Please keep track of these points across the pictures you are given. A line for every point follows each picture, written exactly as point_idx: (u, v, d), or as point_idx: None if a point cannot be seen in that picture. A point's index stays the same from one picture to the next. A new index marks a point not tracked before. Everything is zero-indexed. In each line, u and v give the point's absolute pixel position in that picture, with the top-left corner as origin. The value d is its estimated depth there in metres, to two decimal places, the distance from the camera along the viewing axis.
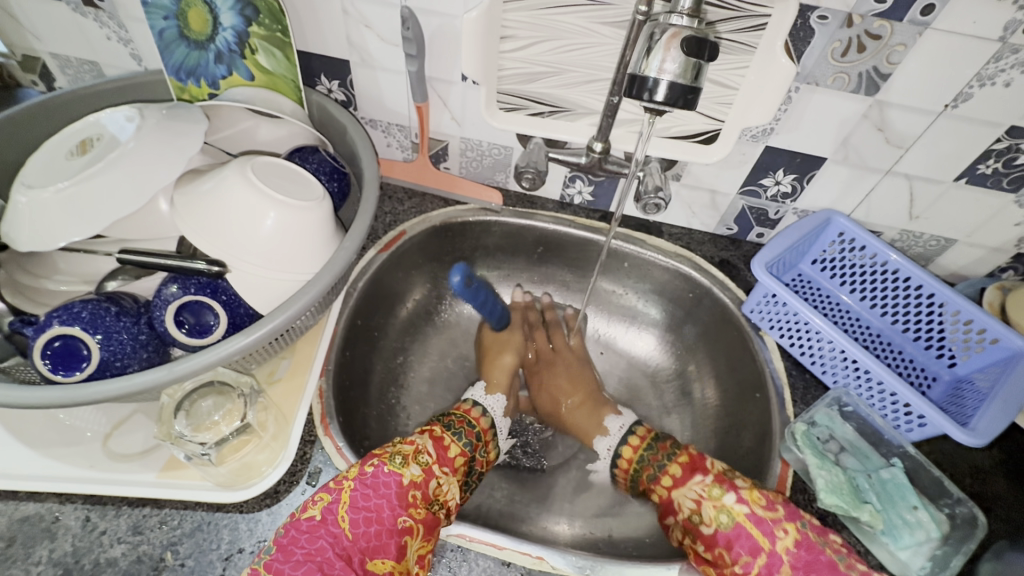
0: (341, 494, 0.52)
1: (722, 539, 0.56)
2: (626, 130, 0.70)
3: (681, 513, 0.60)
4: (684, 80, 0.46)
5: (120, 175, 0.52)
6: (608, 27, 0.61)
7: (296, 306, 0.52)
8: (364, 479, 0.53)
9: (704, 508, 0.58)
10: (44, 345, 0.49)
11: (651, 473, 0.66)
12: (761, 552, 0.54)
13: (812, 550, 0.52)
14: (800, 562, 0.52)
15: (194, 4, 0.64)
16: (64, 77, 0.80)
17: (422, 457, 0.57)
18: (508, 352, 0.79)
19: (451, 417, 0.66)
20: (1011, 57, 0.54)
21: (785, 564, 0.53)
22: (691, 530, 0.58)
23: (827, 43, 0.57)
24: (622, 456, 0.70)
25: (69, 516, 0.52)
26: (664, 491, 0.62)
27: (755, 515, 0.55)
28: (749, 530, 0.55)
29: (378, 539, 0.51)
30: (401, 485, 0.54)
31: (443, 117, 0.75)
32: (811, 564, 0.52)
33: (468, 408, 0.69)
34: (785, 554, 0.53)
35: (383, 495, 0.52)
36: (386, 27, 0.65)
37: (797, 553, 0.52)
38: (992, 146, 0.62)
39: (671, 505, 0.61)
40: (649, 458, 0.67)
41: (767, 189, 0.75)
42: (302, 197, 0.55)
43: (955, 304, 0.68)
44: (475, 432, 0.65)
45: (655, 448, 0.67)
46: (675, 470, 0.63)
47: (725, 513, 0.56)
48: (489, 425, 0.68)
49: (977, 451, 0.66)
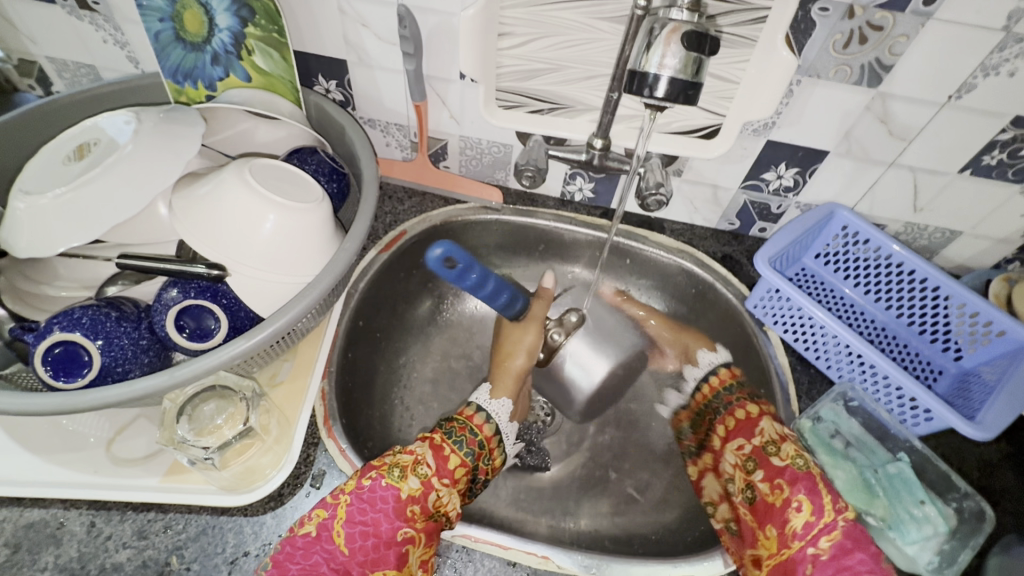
0: (337, 510, 0.52)
1: (789, 474, 0.57)
2: (626, 126, 0.70)
3: (756, 439, 0.62)
4: (685, 75, 0.46)
5: (119, 180, 0.52)
6: (606, 22, 0.60)
7: (297, 308, 0.52)
8: (360, 494, 0.53)
9: (786, 443, 0.60)
10: (45, 351, 0.49)
11: (730, 403, 0.69)
12: (818, 496, 0.55)
13: (866, 534, 0.53)
14: (852, 534, 0.53)
15: (190, 5, 0.63)
16: (61, 81, 0.80)
17: (420, 470, 0.56)
18: (521, 354, 0.74)
19: (453, 423, 0.63)
20: (1015, 47, 0.54)
21: (837, 530, 0.53)
22: (757, 458, 0.61)
23: (828, 35, 0.56)
24: (712, 378, 0.73)
25: (74, 522, 0.51)
26: (754, 411, 0.65)
27: (830, 476, 0.57)
28: (818, 480, 0.56)
29: (377, 551, 0.51)
30: (398, 500, 0.53)
31: (442, 115, 0.74)
32: (861, 541, 0.52)
33: (471, 414, 0.65)
34: (842, 522, 0.53)
35: (380, 509, 0.52)
36: (383, 26, 0.64)
37: (851, 527, 0.53)
38: (997, 137, 0.61)
39: (749, 431, 0.63)
40: (735, 391, 0.70)
41: (769, 184, 0.74)
42: (301, 199, 0.55)
43: (961, 297, 0.67)
44: (478, 440, 0.63)
45: (738, 388, 0.70)
46: (765, 405, 0.65)
47: (803, 458, 0.58)
48: (492, 432, 0.65)
49: (984, 444, 0.66)
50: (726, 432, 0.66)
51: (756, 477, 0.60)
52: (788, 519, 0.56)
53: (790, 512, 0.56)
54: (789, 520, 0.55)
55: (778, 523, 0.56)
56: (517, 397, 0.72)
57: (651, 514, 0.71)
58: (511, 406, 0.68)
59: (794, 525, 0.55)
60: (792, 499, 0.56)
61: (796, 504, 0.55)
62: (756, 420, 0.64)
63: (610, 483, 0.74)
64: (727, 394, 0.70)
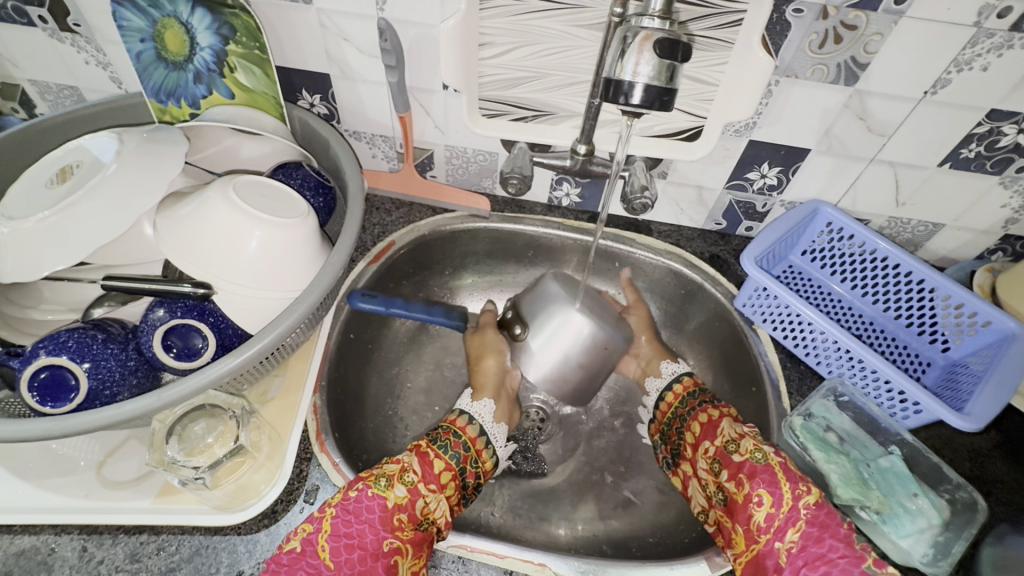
0: (322, 523, 0.51)
1: (748, 468, 0.58)
2: (608, 131, 0.70)
3: (717, 440, 0.63)
4: (659, 82, 0.46)
5: (103, 201, 0.52)
6: (585, 30, 0.61)
7: (284, 323, 0.52)
8: (346, 505, 0.53)
9: (745, 440, 0.61)
10: (31, 377, 0.49)
11: (694, 406, 0.69)
12: (778, 488, 0.56)
13: (832, 516, 0.53)
14: (817, 521, 0.53)
15: (170, 25, 0.64)
16: (45, 103, 0.80)
17: (407, 477, 0.56)
18: (493, 352, 0.74)
19: (438, 430, 0.64)
20: (987, 42, 0.55)
21: (801, 520, 0.53)
22: (720, 458, 0.62)
23: (804, 35, 0.57)
24: (679, 382, 0.73)
25: (66, 547, 0.51)
26: (715, 413, 0.66)
27: (788, 466, 0.57)
28: (776, 472, 0.57)
29: (363, 564, 0.51)
30: (384, 509, 0.53)
31: (426, 126, 0.75)
32: (828, 526, 0.52)
33: (455, 419, 0.67)
34: (804, 511, 0.54)
35: (366, 520, 0.52)
36: (364, 39, 0.65)
37: (817, 512, 0.53)
38: (974, 130, 0.62)
39: (710, 432, 0.64)
40: (699, 394, 0.70)
41: (753, 183, 0.75)
42: (285, 214, 0.55)
43: (946, 289, 0.68)
44: (462, 443, 0.63)
45: (701, 393, 0.70)
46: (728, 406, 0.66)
47: (761, 452, 0.59)
48: (478, 435, 0.66)
49: (974, 435, 0.67)
50: (691, 437, 0.67)
51: (723, 477, 0.60)
52: (752, 514, 0.56)
53: (753, 507, 0.56)
54: (753, 516, 0.56)
55: (745, 521, 0.56)
56: (501, 398, 0.72)
57: (649, 517, 0.71)
58: (494, 406, 0.69)
59: (758, 520, 0.55)
60: (752, 495, 0.57)
61: (758, 499, 0.56)
62: (718, 419, 0.65)
63: (605, 487, 0.74)
64: (692, 398, 0.70)
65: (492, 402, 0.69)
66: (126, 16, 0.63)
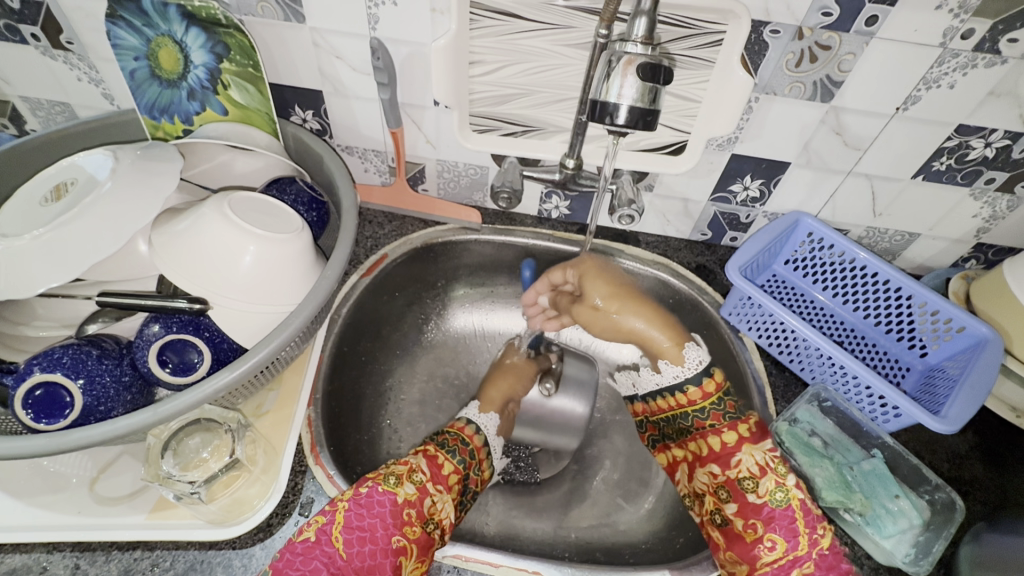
0: (336, 515, 0.52)
1: (764, 512, 0.57)
2: (596, 146, 0.72)
3: (731, 471, 0.60)
4: (642, 103, 0.49)
5: (98, 218, 0.52)
6: (571, 48, 0.63)
7: (278, 337, 0.53)
8: (358, 499, 0.53)
9: (764, 478, 0.58)
10: (25, 394, 0.49)
11: (702, 426, 0.64)
12: (795, 537, 0.56)
13: (839, 556, 0.56)
14: (824, 563, 0.55)
15: (165, 44, 0.65)
16: (35, 118, 0.81)
17: (416, 476, 0.57)
18: (517, 378, 0.79)
19: (445, 436, 0.66)
20: (952, 61, 0.57)
21: (810, 562, 0.55)
22: (731, 489, 0.60)
23: (781, 54, 0.60)
24: (684, 392, 0.65)
25: (57, 565, 0.51)
26: (729, 439, 0.61)
27: (805, 505, 0.57)
28: (795, 516, 0.56)
29: (373, 558, 0.51)
30: (395, 504, 0.54)
31: (418, 140, 0.76)
32: (833, 566, 0.55)
33: (462, 426, 0.68)
34: (815, 554, 0.55)
35: (377, 514, 0.53)
36: (357, 58, 0.66)
37: (826, 555, 0.55)
38: (944, 144, 0.65)
39: (723, 460, 0.61)
40: (710, 413, 0.63)
41: (736, 195, 0.77)
42: (280, 229, 0.56)
43: (922, 296, 0.70)
44: (469, 449, 0.65)
45: (719, 406, 0.63)
46: (743, 430, 0.61)
47: (781, 492, 0.57)
48: (474, 432, 0.69)
49: (953, 437, 0.69)
50: (693, 453, 0.64)
51: (728, 508, 0.59)
52: (760, 554, 0.57)
53: (762, 549, 0.57)
54: (761, 555, 0.56)
55: (748, 556, 0.57)
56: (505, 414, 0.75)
57: (641, 523, 0.72)
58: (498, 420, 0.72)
59: (765, 558, 0.56)
60: (765, 538, 0.57)
61: (770, 542, 0.56)
62: (732, 447, 0.61)
63: (598, 495, 0.75)
64: (698, 414, 0.64)
65: (497, 416, 0.72)
66: (120, 35, 0.63)
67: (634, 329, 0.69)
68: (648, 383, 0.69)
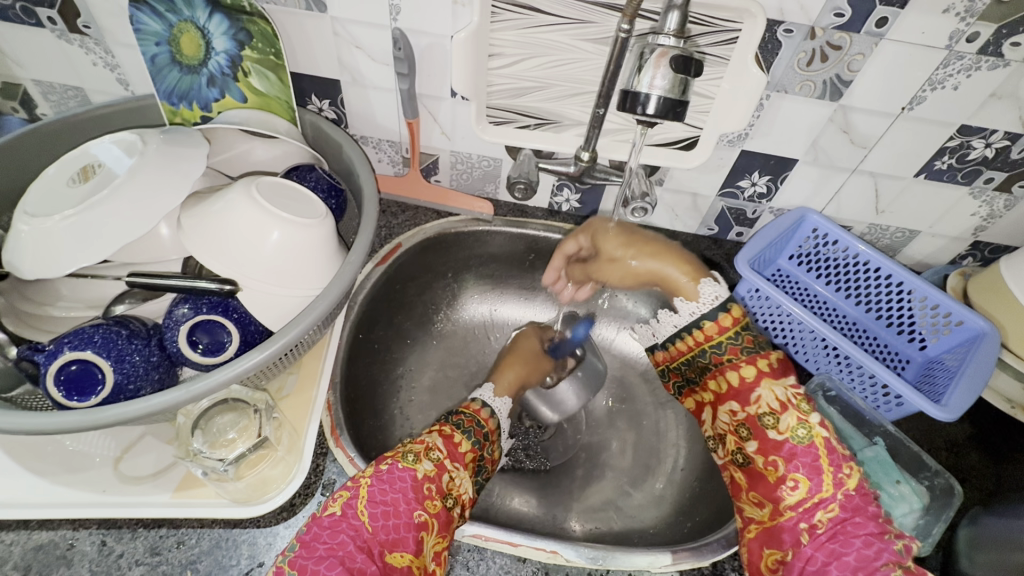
0: (359, 491, 0.53)
1: (786, 449, 0.57)
2: (612, 140, 0.74)
3: (751, 407, 0.59)
4: (673, 94, 0.50)
5: (128, 200, 0.53)
6: (590, 43, 0.64)
7: (307, 319, 0.54)
8: (379, 476, 0.55)
9: (786, 414, 0.57)
10: (58, 371, 0.49)
11: (722, 361, 0.62)
12: (818, 475, 0.55)
13: (865, 499, 0.54)
14: (849, 504, 0.54)
15: (187, 29, 0.65)
16: (47, 103, 0.80)
17: (433, 454, 0.58)
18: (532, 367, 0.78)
19: (460, 416, 0.66)
20: (957, 64, 0.60)
21: (835, 504, 0.54)
22: (751, 427, 0.59)
23: (793, 54, 0.62)
24: (701, 328, 0.63)
25: (84, 541, 0.52)
26: (751, 373, 0.60)
27: (829, 445, 0.56)
28: (818, 454, 0.55)
29: (397, 532, 0.52)
30: (415, 479, 0.55)
31: (434, 131, 0.77)
32: (858, 510, 0.53)
33: (477, 408, 0.68)
34: (840, 496, 0.54)
35: (398, 489, 0.54)
36: (377, 48, 0.67)
37: (851, 497, 0.54)
38: (946, 144, 0.68)
39: (743, 397, 0.60)
40: (727, 348, 0.62)
41: (744, 191, 0.79)
42: (306, 214, 0.57)
43: (923, 291, 0.73)
44: (484, 431, 0.66)
45: (744, 334, 0.63)
46: (763, 364, 0.60)
47: (803, 429, 0.57)
48: (490, 415, 0.68)
49: (951, 426, 0.72)
50: (714, 394, 0.63)
51: (749, 446, 0.59)
52: (783, 495, 0.56)
53: (785, 489, 0.56)
54: (784, 497, 0.56)
55: (771, 497, 0.57)
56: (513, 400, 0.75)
57: (650, 509, 0.74)
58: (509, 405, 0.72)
59: (788, 500, 0.56)
60: (788, 478, 0.56)
61: (793, 482, 0.55)
62: (752, 382, 0.60)
63: (607, 482, 0.77)
64: (717, 350, 0.63)
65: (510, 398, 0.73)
66: (143, 20, 0.64)
67: (654, 269, 0.70)
68: (667, 326, 0.66)
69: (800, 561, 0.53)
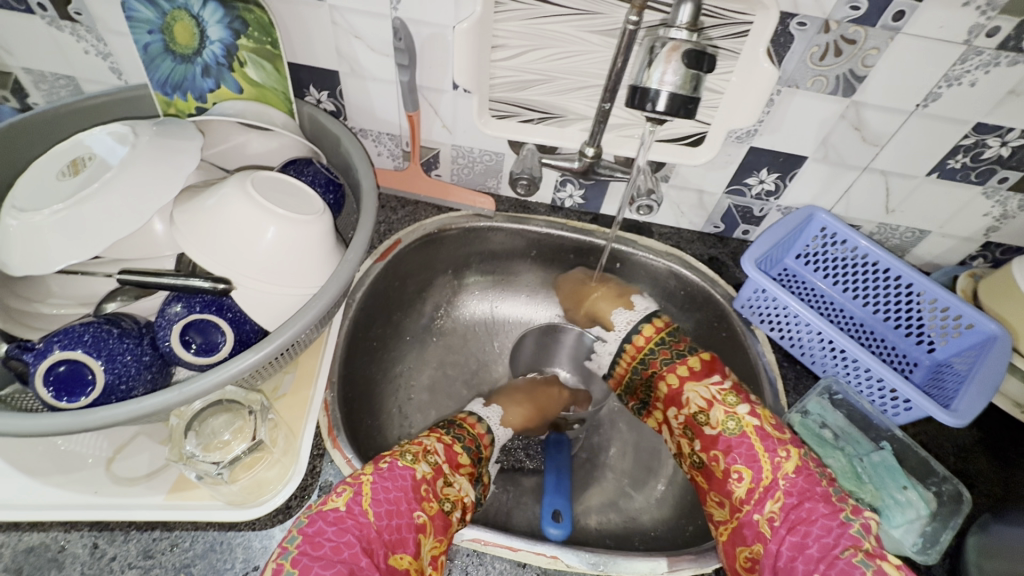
0: (362, 488, 0.52)
1: (722, 443, 0.60)
2: (617, 135, 0.72)
3: (685, 409, 0.63)
4: (685, 91, 0.49)
5: (119, 195, 0.51)
6: (597, 35, 0.62)
7: (304, 319, 0.52)
8: (381, 473, 0.54)
9: (713, 410, 0.61)
10: (47, 371, 0.48)
11: (651, 372, 0.68)
12: (756, 462, 0.57)
13: (811, 479, 0.55)
14: (795, 489, 0.55)
15: (180, 17, 0.63)
16: (38, 92, 0.79)
17: (431, 457, 0.58)
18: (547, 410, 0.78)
19: (453, 425, 0.66)
20: (976, 59, 0.58)
21: (780, 490, 0.55)
22: (692, 428, 0.63)
23: (806, 48, 0.60)
24: (632, 343, 0.70)
25: (76, 544, 0.51)
26: (673, 382, 0.65)
27: (762, 431, 0.59)
28: (751, 442, 0.58)
29: (398, 532, 0.51)
30: (414, 479, 0.55)
31: (434, 125, 0.75)
32: (806, 494, 0.54)
33: (472, 422, 0.68)
34: (783, 480, 0.56)
35: (400, 487, 0.53)
36: (377, 38, 0.65)
37: (795, 480, 0.55)
38: (960, 142, 0.66)
39: (676, 401, 0.64)
40: (651, 360, 0.68)
41: (751, 188, 0.77)
42: (303, 211, 0.55)
43: (932, 292, 0.71)
44: (476, 441, 0.65)
45: (664, 345, 0.68)
46: (683, 370, 0.65)
47: (733, 421, 0.60)
48: (490, 442, 0.68)
49: (959, 431, 0.70)
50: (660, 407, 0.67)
51: (696, 446, 0.62)
52: (733, 489, 0.58)
53: (732, 483, 0.58)
54: (734, 490, 0.58)
55: (725, 493, 0.58)
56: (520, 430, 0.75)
57: (651, 511, 0.73)
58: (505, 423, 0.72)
59: (738, 493, 0.57)
60: (731, 470, 0.58)
61: (737, 474, 0.58)
62: (679, 388, 0.64)
63: (607, 484, 0.76)
64: (647, 364, 0.68)
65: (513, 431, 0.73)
66: (135, 7, 0.62)
67: (590, 306, 0.77)
68: (604, 356, 0.73)
69: (769, 558, 0.53)
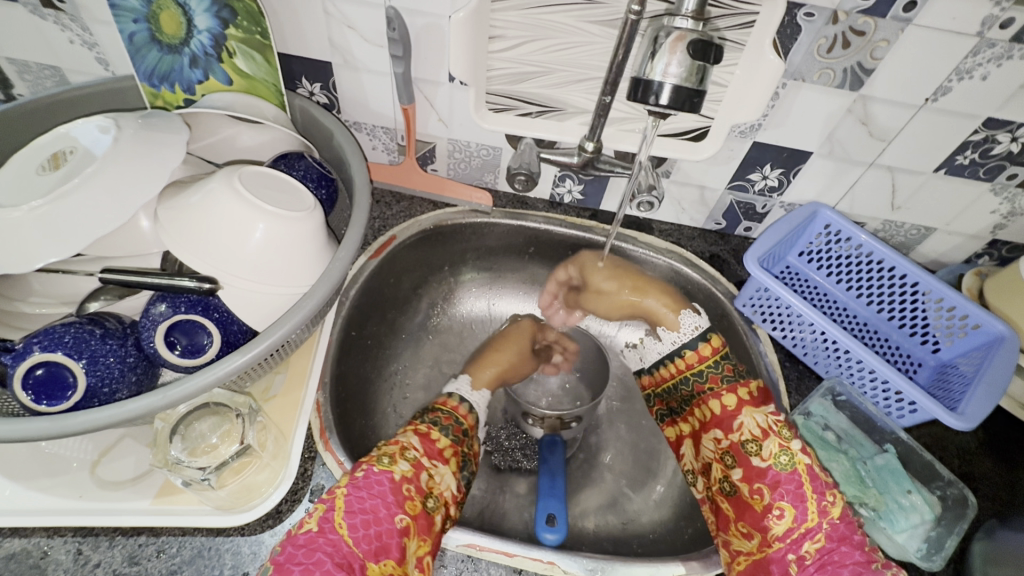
0: (335, 503, 0.51)
1: (770, 477, 0.58)
2: (618, 129, 0.70)
3: (734, 435, 0.62)
4: (689, 84, 0.47)
5: (101, 190, 0.49)
6: (597, 26, 0.60)
7: (293, 320, 0.50)
8: (355, 483, 0.52)
9: (767, 441, 0.59)
10: (25, 374, 0.47)
11: (702, 389, 0.67)
12: (803, 503, 0.55)
13: (851, 526, 0.54)
14: (836, 534, 0.54)
15: (166, 6, 0.61)
16: (23, 83, 0.76)
17: (409, 453, 0.58)
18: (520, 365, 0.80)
19: (438, 414, 0.66)
20: (988, 52, 0.56)
21: (821, 534, 0.54)
22: (736, 454, 0.61)
23: (814, 39, 0.58)
24: (683, 357, 0.71)
25: (59, 550, 0.49)
26: (730, 403, 0.63)
27: (812, 471, 0.57)
28: (802, 481, 0.56)
29: (379, 541, 0.50)
30: (393, 482, 0.54)
31: (430, 118, 0.73)
32: (844, 539, 0.54)
33: (452, 403, 0.69)
34: (826, 524, 0.54)
35: (377, 494, 0.52)
36: (369, 28, 0.63)
37: (837, 525, 0.54)
38: (970, 138, 0.64)
39: (725, 424, 0.63)
40: (708, 376, 0.67)
41: (754, 184, 0.76)
42: (292, 207, 0.53)
43: (938, 292, 0.70)
44: (462, 426, 0.66)
45: (725, 363, 0.67)
46: (743, 393, 0.64)
47: (786, 456, 0.58)
48: (468, 411, 0.69)
49: (962, 433, 0.69)
50: (698, 422, 0.66)
51: (734, 474, 0.60)
52: (770, 525, 0.56)
53: (772, 519, 0.56)
54: (771, 526, 0.56)
55: (759, 526, 0.57)
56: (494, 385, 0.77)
57: (650, 512, 0.72)
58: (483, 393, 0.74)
59: (775, 530, 0.56)
60: (773, 506, 0.57)
61: (778, 511, 0.56)
62: (733, 410, 0.63)
63: (605, 485, 0.74)
64: (698, 378, 0.68)
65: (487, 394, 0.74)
66: None
67: (636, 303, 0.77)
68: (651, 354, 0.75)
69: None
